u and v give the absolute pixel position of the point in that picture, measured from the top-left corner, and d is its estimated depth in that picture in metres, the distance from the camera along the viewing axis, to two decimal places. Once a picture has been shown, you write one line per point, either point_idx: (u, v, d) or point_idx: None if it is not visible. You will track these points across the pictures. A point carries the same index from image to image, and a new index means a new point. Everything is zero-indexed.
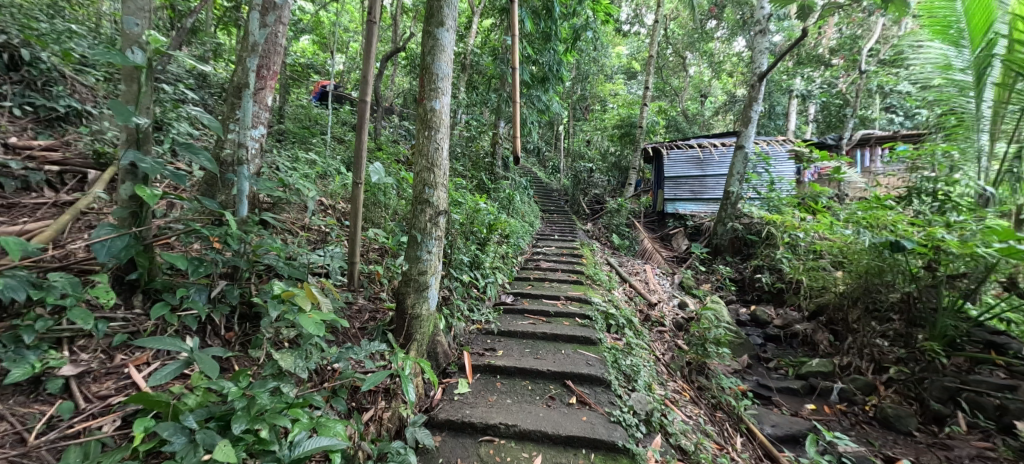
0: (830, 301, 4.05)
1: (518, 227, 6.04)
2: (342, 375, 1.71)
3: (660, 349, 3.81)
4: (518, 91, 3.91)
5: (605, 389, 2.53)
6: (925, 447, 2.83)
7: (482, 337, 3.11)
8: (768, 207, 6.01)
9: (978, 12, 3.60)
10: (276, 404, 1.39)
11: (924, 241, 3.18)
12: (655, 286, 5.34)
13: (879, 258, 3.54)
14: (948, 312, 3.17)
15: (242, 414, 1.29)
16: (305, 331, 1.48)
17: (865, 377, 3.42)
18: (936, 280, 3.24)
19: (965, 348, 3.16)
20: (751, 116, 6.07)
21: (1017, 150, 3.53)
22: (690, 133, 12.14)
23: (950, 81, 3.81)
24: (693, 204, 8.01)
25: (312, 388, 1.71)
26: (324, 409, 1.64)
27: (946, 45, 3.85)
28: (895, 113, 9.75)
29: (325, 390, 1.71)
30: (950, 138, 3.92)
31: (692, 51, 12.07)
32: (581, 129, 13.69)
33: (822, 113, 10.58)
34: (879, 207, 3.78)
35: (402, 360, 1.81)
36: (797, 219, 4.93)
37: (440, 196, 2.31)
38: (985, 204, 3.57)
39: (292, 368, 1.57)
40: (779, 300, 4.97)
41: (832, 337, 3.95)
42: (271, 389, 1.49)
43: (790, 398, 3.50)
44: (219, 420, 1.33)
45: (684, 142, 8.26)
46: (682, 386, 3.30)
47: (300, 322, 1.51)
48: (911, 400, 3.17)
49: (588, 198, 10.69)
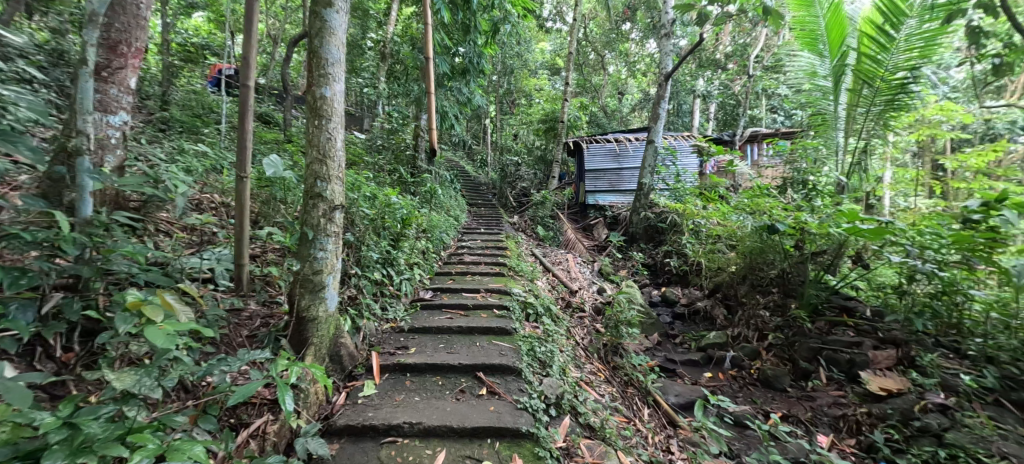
0: (724, 280, 4.53)
1: (441, 222, 5.95)
2: (214, 391, 1.57)
3: (579, 334, 3.99)
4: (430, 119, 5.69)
5: (516, 378, 2.59)
6: (795, 400, 3.27)
7: (394, 336, 3.01)
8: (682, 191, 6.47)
9: (835, 26, 4.25)
10: (112, 431, 1.21)
11: (793, 224, 3.68)
12: (576, 274, 5.57)
13: (760, 239, 4.02)
14: (812, 283, 3.71)
15: (59, 448, 1.11)
16: (153, 345, 1.29)
17: (751, 344, 3.88)
18: (803, 256, 3.77)
19: (826, 313, 3.71)
20: (658, 113, 6.52)
21: (864, 145, 4.25)
22: (609, 128, 12.82)
23: (816, 86, 4.45)
24: (611, 196, 8.40)
25: (172, 406, 1.58)
26: (187, 431, 1.50)
27: (813, 56, 4.47)
28: (777, 113, 11.17)
29: (191, 409, 1.56)
30: (817, 135, 4.55)
31: (610, 51, 12.73)
32: (508, 123, 13.78)
33: (721, 113, 11.79)
34: (760, 195, 4.30)
35: (287, 367, 1.64)
36: (697, 207, 5.45)
37: (335, 189, 2.17)
38: (841, 191, 4.20)
39: (136, 390, 1.35)
40: (685, 281, 5.44)
41: (726, 312, 4.42)
42: (112, 414, 1.31)
43: (692, 369, 3.86)
44: (27, 459, 1.11)
45: (601, 136, 8.67)
46: (597, 368, 3.49)
47: (146, 337, 1.30)
48: (786, 361, 3.65)
49: (514, 192, 10.83)
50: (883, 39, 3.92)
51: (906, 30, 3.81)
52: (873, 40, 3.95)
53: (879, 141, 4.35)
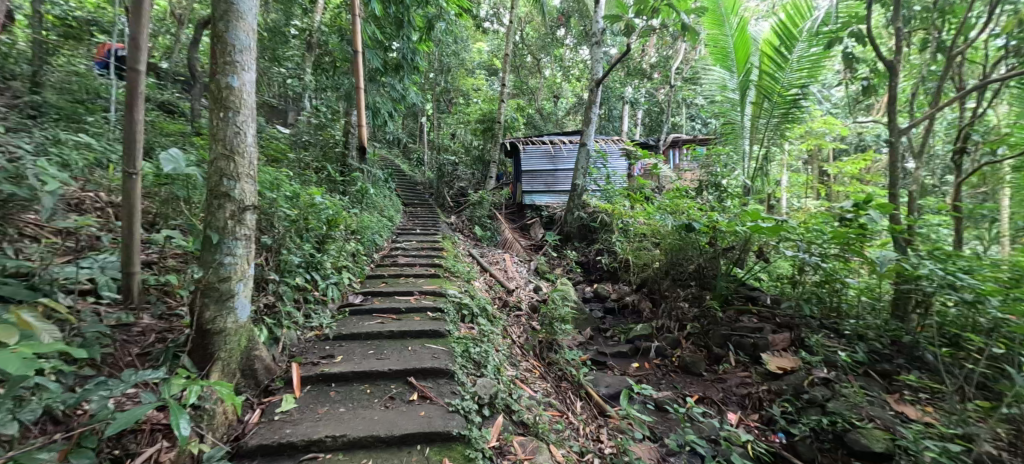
0: (650, 276, 4.83)
1: (373, 223, 5.71)
2: (92, 420, 1.41)
3: (515, 332, 4.03)
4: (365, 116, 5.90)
5: (448, 380, 2.56)
6: (710, 383, 3.58)
7: (319, 345, 2.84)
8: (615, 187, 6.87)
9: (741, 45, 4.75)
10: None
11: (708, 223, 4.03)
12: (513, 274, 5.63)
13: (680, 237, 4.35)
14: (724, 276, 4.09)
15: None
16: (3, 371, 1.08)
17: (673, 334, 4.18)
18: (716, 252, 4.14)
19: (734, 303, 4.10)
20: (590, 117, 6.78)
21: (765, 152, 4.76)
22: (545, 131, 13.14)
23: (726, 98, 4.91)
24: (546, 196, 8.60)
25: (37, 438, 1.38)
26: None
27: (723, 70, 4.91)
28: (695, 121, 12.17)
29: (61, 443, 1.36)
30: (728, 142, 5.02)
31: (546, 55, 13.05)
32: (445, 122, 13.56)
33: (648, 119, 12.58)
34: (680, 196, 4.65)
35: (180, 387, 1.56)
36: (625, 207, 5.76)
37: (245, 189, 2.01)
38: (746, 194, 4.68)
39: None
40: (615, 277, 5.73)
41: (652, 305, 4.72)
42: None
43: (621, 361, 4.07)
44: None
45: (536, 138, 8.85)
46: (532, 365, 3.56)
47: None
48: (702, 348, 3.98)
49: (452, 191, 10.70)
50: (779, 59, 4.43)
51: (797, 53, 4.34)
52: (772, 59, 4.45)
53: (778, 149, 4.90)
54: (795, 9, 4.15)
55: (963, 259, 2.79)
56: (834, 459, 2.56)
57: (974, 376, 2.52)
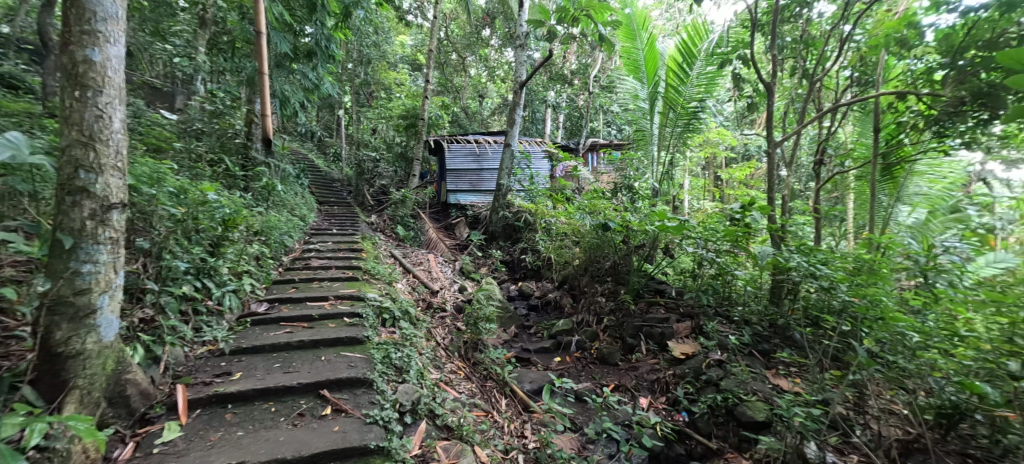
0: (571, 272, 5.03)
1: (281, 222, 5.21)
2: None
3: (439, 334, 3.96)
4: (270, 104, 5.77)
5: (366, 390, 2.43)
6: (624, 372, 3.82)
7: (213, 361, 2.54)
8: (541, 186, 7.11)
9: (650, 59, 5.14)
10: None
11: (622, 223, 4.28)
12: (437, 275, 5.51)
13: (598, 236, 4.58)
14: (636, 271, 4.38)
15: None
16: None
17: (592, 328, 4.39)
18: (629, 249, 4.42)
19: (645, 296, 4.43)
20: (514, 119, 6.86)
21: (670, 158, 5.22)
22: (471, 130, 13.09)
23: (638, 107, 5.30)
24: (471, 196, 8.55)
25: None
26: None
27: (635, 81, 5.29)
28: (611, 127, 12.97)
29: None
30: (639, 148, 5.42)
31: (471, 53, 12.99)
32: (365, 116, 12.88)
33: (569, 123, 13.12)
34: (598, 197, 4.88)
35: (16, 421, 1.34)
36: (548, 207, 5.94)
37: (110, 183, 1.75)
38: (654, 195, 5.09)
39: None
40: (538, 275, 5.88)
41: (572, 300, 4.92)
42: None
43: (544, 356, 4.19)
44: None
45: (462, 137, 8.81)
46: (457, 366, 3.52)
47: None
48: (618, 339, 4.24)
49: (373, 189, 10.19)
50: (682, 74, 4.88)
51: (696, 70, 4.82)
52: (675, 74, 4.89)
53: (681, 156, 5.40)
54: (695, 30, 4.59)
55: (821, 252, 3.33)
56: (726, 431, 2.86)
57: (829, 350, 2.99)
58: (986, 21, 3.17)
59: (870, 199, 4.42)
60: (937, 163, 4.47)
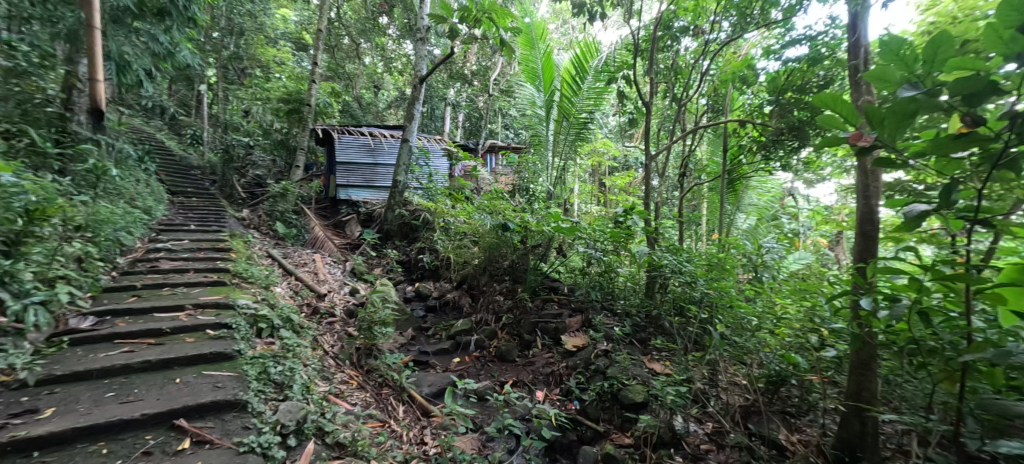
0: (470, 272, 5.00)
1: (116, 215, 4.23)
2: None
3: (327, 342, 3.61)
4: (100, 66, 4.72)
5: (239, 414, 2.16)
6: (521, 367, 3.89)
7: (12, 397, 2.03)
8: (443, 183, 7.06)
9: (547, 68, 5.40)
10: None
11: (521, 224, 4.35)
12: (324, 276, 5.01)
13: (496, 236, 4.62)
14: (532, 270, 4.52)
15: None
16: None
17: (490, 327, 4.40)
18: (526, 249, 4.54)
19: (541, 293, 4.61)
20: (413, 114, 6.55)
21: (563, 164, 5.54)
22: (364, 121, 12.26)
23: (535, 113, 5.53)
24: (364, 192, 7.97)
25: None
26: None
27: (533, 89, 5.52)
28: (509, 130, 13.30)
29: None
30: (535, 152, 5.64)
31: (366, 40, 12.17)
32: (236, 96, 11.16)
33: (468, 123, 13.11)
34: (497, 197, 4.92)
35: None
36: (447, 206, 5.84)
37: None
38: (549, 198, 5.34)
39: None
40: (436, 275, 5.71)
41: (471, 300, 4.89)
42: None
43: (442, 358, 4.09)
44: None
45: (354, 128, 8.12)
46: (349, 375, 3.25)
47: None
48: (515, 336, 4.31)
49: (245, 180, 8.85)
50: (575, 86, 5.22)
51: (587, 83, 5.17)
52: (569, 85, 5.21)
53: (572, 162, 5.76)
54: (587, 47, 4.93)
55: (685, 252, 3.84)
56: (611, 415, 3.08)
57: (692, 336, 3.46)
58: (799, 70, 3.98)
59: (720, 208, 5.24)
60: (764, 180, 5.51)
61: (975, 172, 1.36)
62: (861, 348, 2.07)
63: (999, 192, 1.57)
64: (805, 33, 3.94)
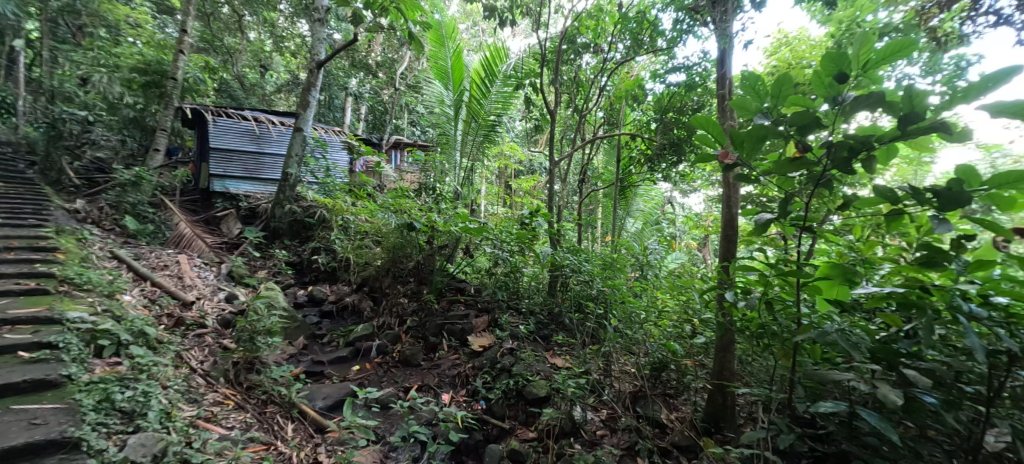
0: (371, 274, 4.71)
1: None
2: None
3: (196, 359, 3.11)
4: None
5: (72, 454, 1.85)
6: (426, 371, 3.76)
7: None
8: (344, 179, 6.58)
9: (456, 68, 5.38)
10: None
11: (427, 224, 4.19)
12: (193, 281, 4.30)
13: (401, 236, 4.41)
14: (439, 271, 4.39)
15: None
16: None
17: (394, 330, 4.18)
18: (432, 249, 4.40)
19: (447, 295, 4.53)
20: (309, 101, 5.94)
21: (470, 165, 5.55)
22: (247, 105, 10.84)
23: (443, 111, 5.47)
24: (246, 184, 7.02)
25: None
26: None
27: (441, 86, 5.45)
28: (415, 127, 12.88)
29: None
30: (443, 151, 5.57)
31: (251, 13, 10.79)
32: (69, 59, 9.02)
33: (371, 116, 12.37)
34: (402, 196, 4.68)
35: None
36: (345, 203, 5.44)
37: None
38: (456, 198, 5.29)
39: None
40: (333, 278, 5.25)
41: (372, 303, 4.60)
42: None
43: (339, 366, 3.78)
44: None
45: (234, 111, 7.10)
46: (224, 395, 2.87)
47: None
48: (420, 339, 4.15)
49: (81, 163, 7.04)
50: (483, 88, 5.28)
51: (496, 87, 5.25)
52: (478, 86, 5.25)
53: (480, 164, 5.80)
54: (496, 52, 5.01)
55: (584, 253, 4.12)
56: (516, 411, 3.12)
57: (589, 330, 3.71)
58: (677, 94, 4.56)
59: (613, 213, 5.73)
60: (649, 189, 6.17)
61: (803, 187, 1.66)
62: (723, 335, 2.44)
63: (819, 206, 1.94)
64: (683, 62, 4.51)
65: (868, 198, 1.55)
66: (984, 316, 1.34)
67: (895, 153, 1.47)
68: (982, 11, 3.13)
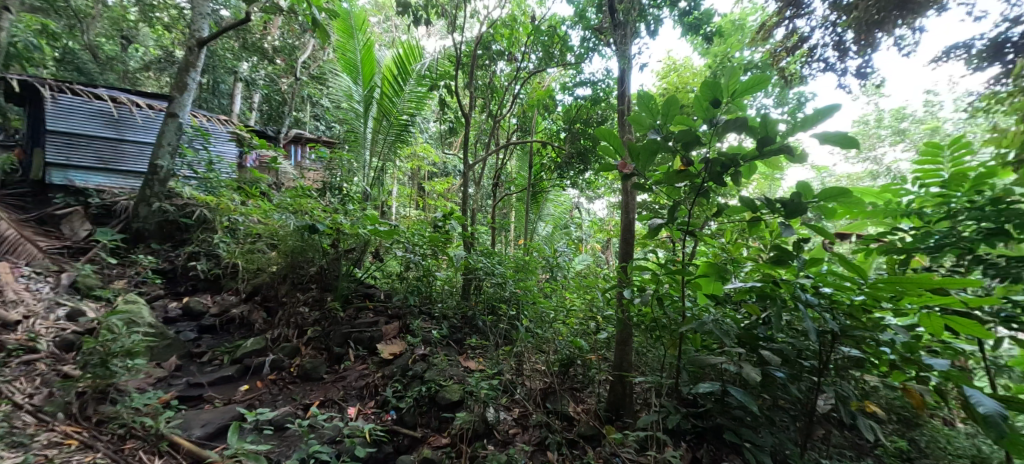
0: (264, 282, 4.21)
1: None
2: None
3: (21, 394, 2.51)
4: None
5: None
6: (329, 384, 3.46)
7: None
8: (233, 173, 5.79)
9: (367, 62, 5.13)
10: None
11: (331, 225, 3.85)
12: (18, 295, 3.45)
13: (301, 238, 3.95)
14: (345, 276, 4.05)
15: None
16: None
17: (291, 343, 3.77)
18: (338, 253, 4.05)
19: (354, 302, 4.25)
20: (187, 84, 5.12)
21: (380, 165, 5.31)
22: (102, 81, 9.07)
23: (351, 107, 5.17)
24: (99, 177, 5.82)
25: None
26: None
27: (349, 80, 5.16)
28: (319, 121, 11.93)
29: None
30: (350, 149, 5.26)
31: None
32: None
33: (266, 106, 11.17)
34: (303, 195, 4.25)
35: None
36: (232, 201, 4.82)
37: None
38: (365, 199, 5.00)
39: None
40: (216, 287, 4.58)
41: (266, 314, 4.10)
42: None
43: (223, 387, 3.31)
44: None
45: (82, 86, 5.75)
46: (63, 434, 2.36)
47: None
48: (322, 350, 3.80)
49: None
50: (396, 86, 5.10)
51: (409, 85, 5.10)
52: (390, 84, 5.05)
53: (391, 164, 5.59)
54: (410, 50, 4.87)
55: (498, 256, 4.18)
56: (429, 418, 3.02)
57: (503, 332, 3.76)
58: (584, 107, 4.90)
59: (525, 217, 5.91)
60: (559, 194, 6.49)
61: (687, 196, 1.89)
62: (623, 330, 2.66)
63: (700, 213, 2.20)
64: (589, 77, 4.86)
65: (735, 207, 1.82)
66: (816, 303, 1.64)
67: (756, 170, 1.75)
68: (815, 58, 3.89)
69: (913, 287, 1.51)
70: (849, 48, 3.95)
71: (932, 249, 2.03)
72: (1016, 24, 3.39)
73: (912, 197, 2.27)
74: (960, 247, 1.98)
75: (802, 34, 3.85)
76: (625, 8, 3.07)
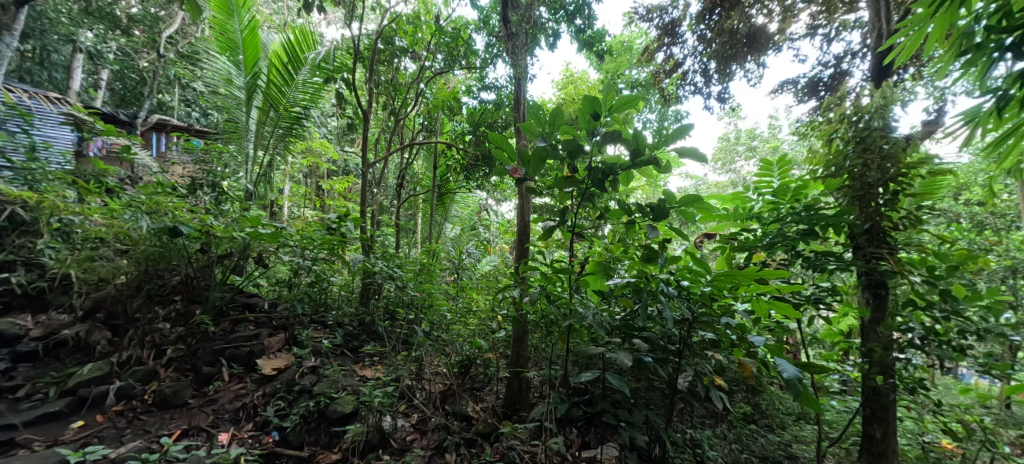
0: (107, 296, 3.44)
1: None
2: None
3: None
4: None
5: None
6: (196, 410, 3.01)
7: None
8: (69, 164, 4.45)
9: (250, 46, 4.61)
10: None
11: (199, 227, 3.34)
12: None
13: (159, 243, 3.28)
14: (217, 286, 3.55)
15: None
16: None
17: (145, 366, 3.17)
18: (209, 259, 3.53)
19: (230, 314, 3.76)
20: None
21: (267, 160, 4.80)
22: None
23: (231, 94, 4.60)
24: None
25: None
26: None
27: (229, 63, 4.59)
28: (192, 107, 10.34)
29: None
30: (229, 142, 4.66)
31: None
32: None
33: (118, 85, 9.33)
34: (163, 192, 3.62)
35: None
36: (62, 198, 3.90)
37: None
38: (247, 198, 4.47)
39: None
40: (42, 305, 3.66)
41: (111, 335, 3.40)
42: None
43: (47, 428, 2.70)
44: None
45: None
46: None
47: None
48: (188, 371, 3.29)
49: None
50: (286, 75, 4.64)
51: (302, 75, 4.68)
52: (279, 72, 4.59)
53: (281, 160, 5.09)
54: (302, 36, 4.47)
55: (400, 259, 4.03)
56: (318, 435, 2.79)
57: (402, 337, 3.66)
58: (492, 112, 5.00)
59: (431, 218, 5.81)
60: (465, 196, 6.50)
61: (575, 200, 2.04)
62: (519, 328, 2.76)
63: (590, 215, 2.35)
64: (493, 83, 4.97)
65: (616, 210, 2.01)
66: (675, 295, 1.89)
67: (632, 177, 1.94)
68: (687, 82, 4.47)
69: (745, 278, 1.81)
70: (713, 75, 4.62)
71: (766, 246, 2.47)
72: (826, 67, 4.29)
73: (756, 203, 2.72)
74: (786, 244, 2.43)
75: (676, 60, 4.41)
76: (518, 21, 3.26)
